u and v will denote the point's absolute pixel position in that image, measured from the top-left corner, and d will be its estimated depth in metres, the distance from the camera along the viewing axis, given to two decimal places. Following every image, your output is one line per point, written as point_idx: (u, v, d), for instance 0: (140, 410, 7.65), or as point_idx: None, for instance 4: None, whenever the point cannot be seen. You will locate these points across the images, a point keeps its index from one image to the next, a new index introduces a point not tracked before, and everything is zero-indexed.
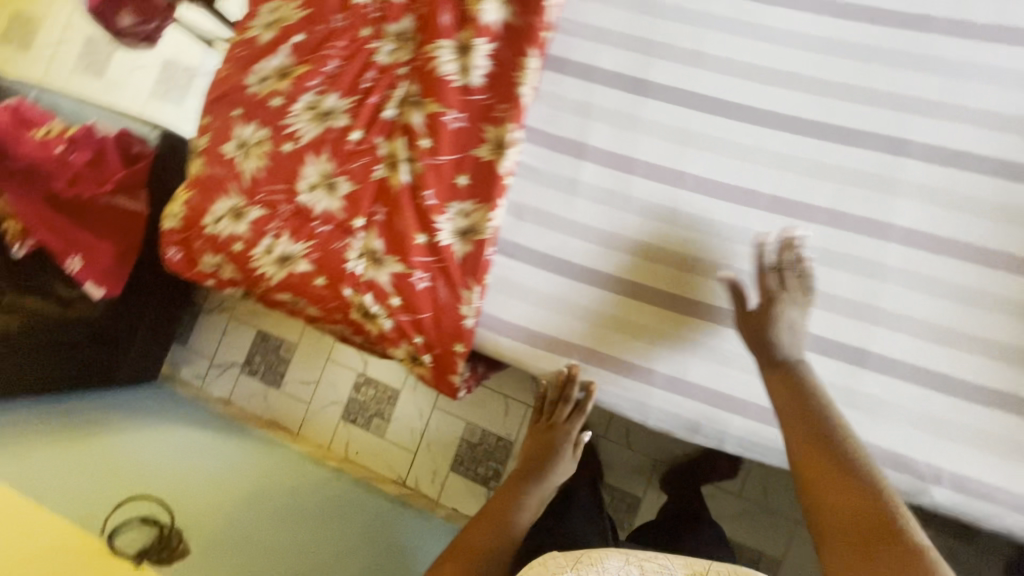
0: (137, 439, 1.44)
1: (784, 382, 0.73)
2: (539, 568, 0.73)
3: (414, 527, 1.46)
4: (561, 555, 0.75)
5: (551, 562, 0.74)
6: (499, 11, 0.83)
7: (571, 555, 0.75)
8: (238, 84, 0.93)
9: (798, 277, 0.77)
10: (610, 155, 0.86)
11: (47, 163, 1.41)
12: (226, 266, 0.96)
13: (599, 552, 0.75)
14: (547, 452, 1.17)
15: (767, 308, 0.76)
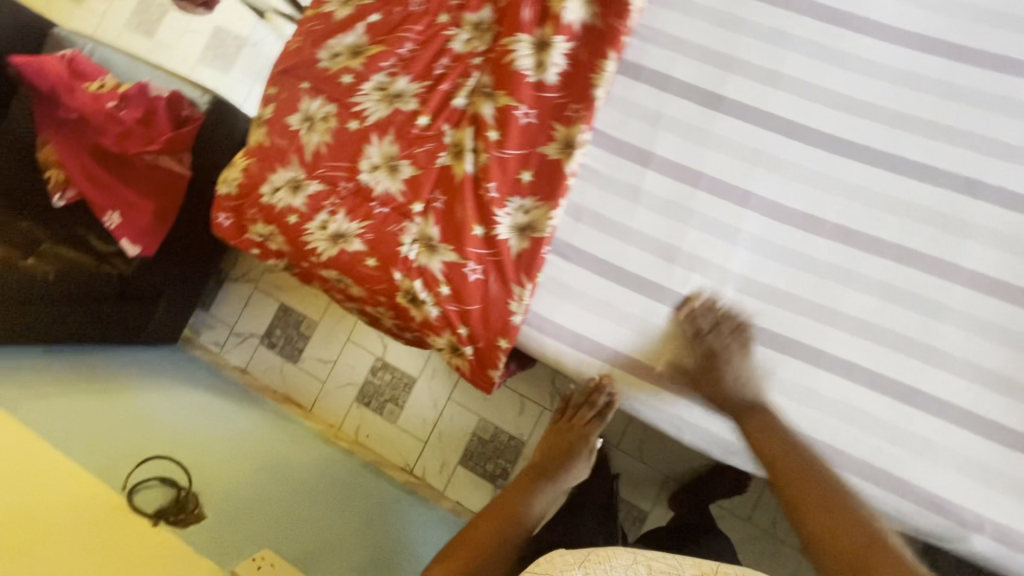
0: (155, 399, 1.43)
1: (760, 424, 0.77)
2: (546, 565, 0.71)
3: (419, 515, 1.47)
4: (567, 552, 0.72)
5: (558, 559, 0.71)
6: (581, 11, 0.83)
7: (579, 553, 0.72)
8: (309, 58, 0.93)
9: (739, 336, 0.81)
10: (676, 166, 0.85)
11: (97, 118, 1.43)
12: (276, 237, 0.96)
13: (606, 551, 0.73)
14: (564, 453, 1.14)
15: (712, 368, 0.80)
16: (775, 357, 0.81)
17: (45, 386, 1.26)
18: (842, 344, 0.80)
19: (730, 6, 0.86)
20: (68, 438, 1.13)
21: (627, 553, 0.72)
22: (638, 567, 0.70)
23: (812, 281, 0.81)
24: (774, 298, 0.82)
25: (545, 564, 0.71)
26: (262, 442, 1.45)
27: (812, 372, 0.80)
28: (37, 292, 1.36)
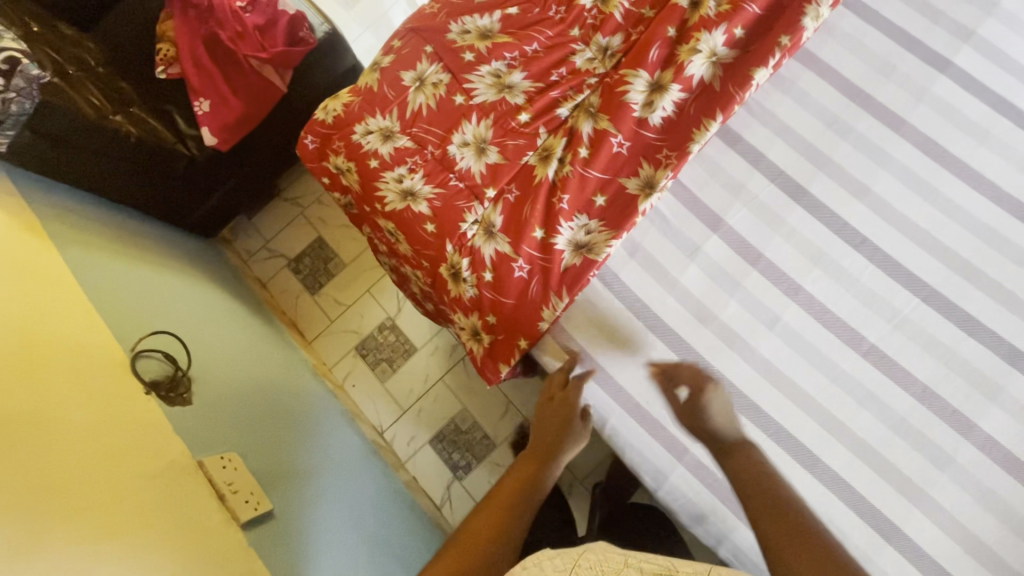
0: (182, 289, 1.49)
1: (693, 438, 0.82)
2: (534, 569, 0.60)
3: (365, 487, 1.49)
4: (559, 555, 0.62)
5: (547, 563, 0.61)
6: (704, 69, 0.86)
7: (570, 558, 0.62)
8: (441, 26, 0.97)
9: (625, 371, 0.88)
10: (741, 240, 0.87)
11: (224, 11, 1.53)
12: (351, 174, 1.00)
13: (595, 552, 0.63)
14: (561, 431, 0.90)
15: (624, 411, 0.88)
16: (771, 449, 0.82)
17: (94, 237, 1.33)
18: (841, 459, 0.80)
19: (843, 111, 0.89)
20: (98, 292, 1.18)
21: (617, 556, 0.62)
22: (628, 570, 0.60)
23: (831, 391, 0.82)
24: (790, 394, 0.83)
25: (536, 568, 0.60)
26: (259, 365, 1.49)
27: (803, 475, 0.80)
28: (115, 146, 1.37)
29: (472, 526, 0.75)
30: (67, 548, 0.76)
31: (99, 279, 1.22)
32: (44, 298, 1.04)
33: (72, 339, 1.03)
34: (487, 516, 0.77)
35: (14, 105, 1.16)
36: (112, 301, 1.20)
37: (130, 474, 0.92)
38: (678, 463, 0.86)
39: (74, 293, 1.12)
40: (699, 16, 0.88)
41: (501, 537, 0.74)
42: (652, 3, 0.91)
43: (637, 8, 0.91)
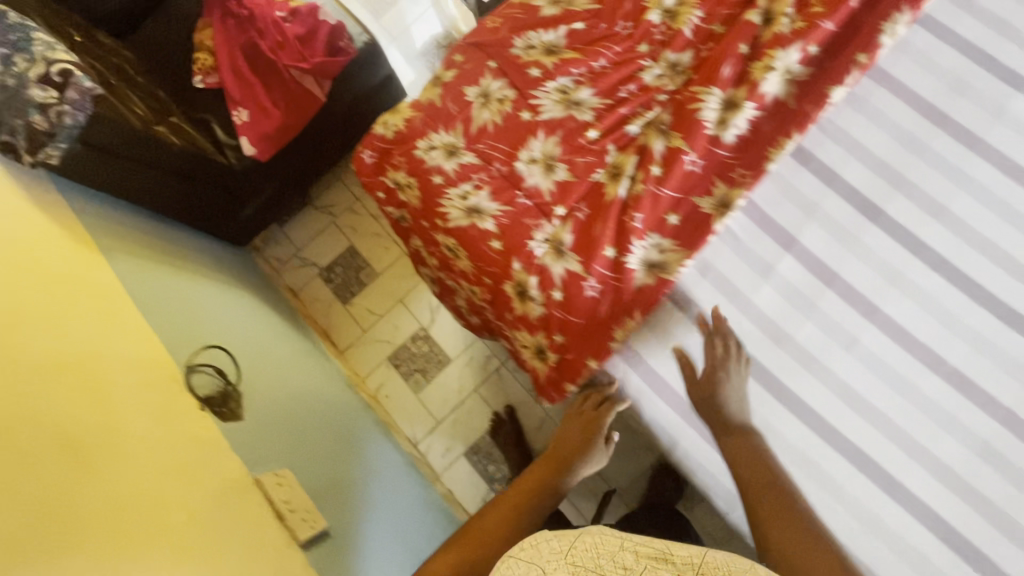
0: (226, 301, 1.48)
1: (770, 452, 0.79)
2: (530, 551, 0.56)
3: (406, 502, 1.47)
4: (555, 537, 0.56)
5: (543, 544, 0.56)
6: (778, 87, 0.86)
7: (567, 538, 0.56)
8: (505, 41, 0.97)
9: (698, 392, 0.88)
10: (816, 259, 0.86)
11: (266, 21, 1.55)
12: (411, 190, 1.00)
13: (594, 533, 0.56)
14: (580, 446, 0.93)
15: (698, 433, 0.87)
16: (846, 470, 0.82)
17: (139, 249, 1.31)
18: (920, 482, 0.80)
19: (918, 129, 0.88)
20: (151, 305, 1.18)
21: (613, 534, 0.56)
22: (624, 557, 0.53)
23: (910, 414, 0.81)
24: (867, 416, 0.83)
25: (528, 551, 0.56)
26: (302, 376, 1.49)
27: (883, 499, 0.80)
28: (158, 157, 1.35)
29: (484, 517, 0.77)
30: (146, 575, 0.76)
31: (149, 292, 1.21)
32: (102, 315, 1.04)
33: (128, 356, 1.01)
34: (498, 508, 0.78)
35: (67, 118, 1.12)
36: (164, 313, 1.19)
37: (194, 499, 0.90)
38: None
39: (128, 308, 1.10)
40: (772, 33, 0.87)
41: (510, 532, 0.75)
42: (722, 18, 0.90)
43: (707, 24, 0.90)
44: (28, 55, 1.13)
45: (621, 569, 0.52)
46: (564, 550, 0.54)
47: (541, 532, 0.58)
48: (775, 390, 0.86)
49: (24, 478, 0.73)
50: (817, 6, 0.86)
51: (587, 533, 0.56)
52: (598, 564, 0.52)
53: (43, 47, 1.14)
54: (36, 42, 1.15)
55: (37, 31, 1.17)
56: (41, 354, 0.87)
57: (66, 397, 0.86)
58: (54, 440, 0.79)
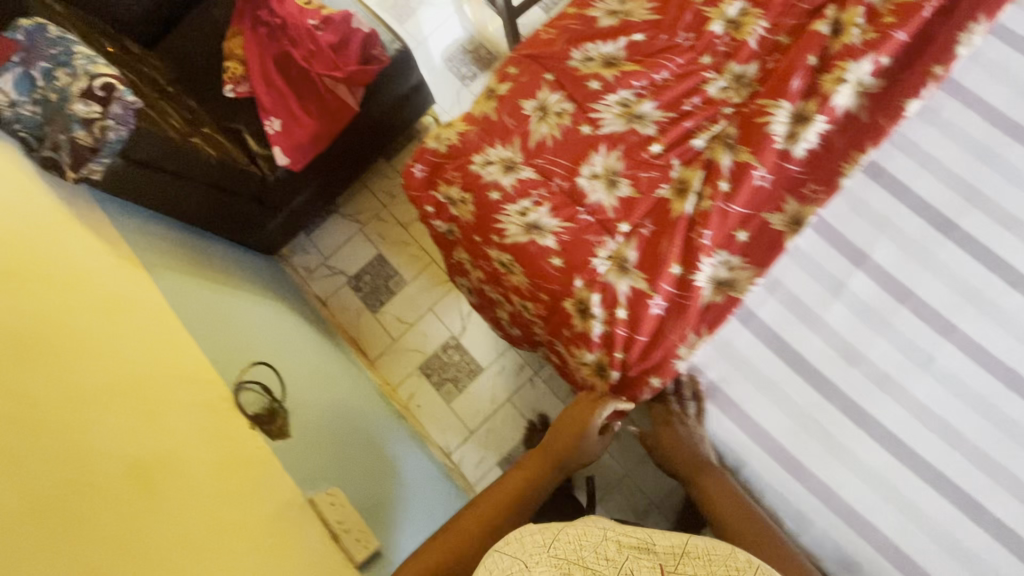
0: (262, 312, 1.47)
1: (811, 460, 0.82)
2: (515, 544, 0.64)
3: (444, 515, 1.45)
4: (539, 531, 0.64)
5: (527, 538, 0.64)
6: (850, 99, 0.84)
7: (549, 531, 0.64)
8: (561, 53, 0.95)
9: (767, 412, 0.85)
10: (888, 275, 0.85)
11: (298, 30, 1.53)
12: (465, 205, 0.98)
13: (576, 525, 0.64)
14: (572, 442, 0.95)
15: (769, 454, 0.85)
16: (926, 493, 0.79)
17: (178, 263, 1.30)
18: (1006, 507, 0.76)
19: (992, 141, 0.85)
20: (194, 320, 1.16)
21: (595, 526, 0.64)
22: (606, 545, 0.61)
23: (992, 435, 0.79)
24: (947, 438, 0.80)
25: (513, 545, 0.64)
26: (342, 385, 1.47)
27: (967, 525, 0.77)
28: (192, 169, 1.33)
29: (464, 518, 0.87)
30: None
31: (191, 306, 1.19)
32: (148, 333, 1.02)
33: (173, 374, 0.99)
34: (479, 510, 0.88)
35: (111, 132, 1.10)
36: (205, 327, 1.17)
37: (254, 518, 0.90)
38: (828, 510, 0.82)
39: (171, 324, 1.09)
40: (841, 45, 0.85)
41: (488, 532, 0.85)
42: (788, 29, 0.88)
43: (773, 35, 0.88)
44: (69, 69, 1.11)
45: (603, 558, 0.60)
46: (547, 542, 0.62)
47: (524, 526, 0.66)
48: (851, 412, 0.83)
49: (101, 510, 0.73)
50: (889, 16, 0.84)
51: (570, 526, 0.64)
52: (579, 554, 0.61)
53: (84, 60, 1.12)
54: (77, 55, 1.13)
55: (77, 44, 1.15)
56: (101, 377, 0.87)
57: (127, 420, 0.85)
58: (122, 465, 0.79)
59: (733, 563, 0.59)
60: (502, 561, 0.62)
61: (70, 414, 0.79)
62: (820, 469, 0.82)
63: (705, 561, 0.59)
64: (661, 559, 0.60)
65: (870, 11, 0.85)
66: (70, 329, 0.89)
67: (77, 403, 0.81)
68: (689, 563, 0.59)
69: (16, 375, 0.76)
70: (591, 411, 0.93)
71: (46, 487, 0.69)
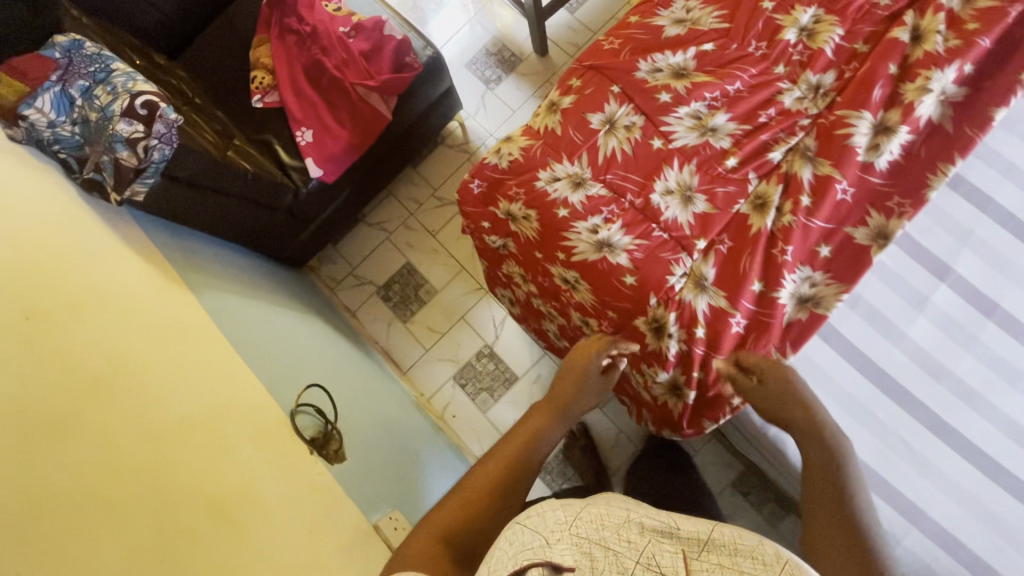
0: (301, 325, 1.44)
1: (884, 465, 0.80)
2: (537, 519, 0.61)
3: None
4: (560, 507, 0.61)
5: (549, 514, 0.60)
6: (933, 109, 0.82)
7: (572, 509, 0.61)
8: (627, 64, 0.92)
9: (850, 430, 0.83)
10: (973, 289, 0.82)
11: (329, 38, 1.50)
12: (528, 221, 0.95)
13: (600, 503, 0.62)
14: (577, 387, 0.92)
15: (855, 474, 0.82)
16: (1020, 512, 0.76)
17: (221, 282, 1.28)
18: None
19: None
20: (246, 342, 1.13)
21: (618, 508, 0.60)
22: (630, 527, 0.58)
23: None
24: None
25: (536, 519, 0.61)
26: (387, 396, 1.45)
27: None
28: (231, 185, 1.30)
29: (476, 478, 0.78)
30: None
31: (239, 328, 1.16)
32: (201, 358, 0.98)
33: (234, 402, 0.96)
34: (486, 472, 0.78)
35: (155, 152, 1.06)
36: (255, 347, 1.14)
37: (329, 548, 0.90)
38: (915, 528, 0.79)
39: (222, 345, 1.04)
40: (922, 52, 0.83)
41: (497, 500, 0.76)
42: (865, 37, 0.86)
43: (849, 43, 0.86)
44: (110, 87, 1.09)
45: (625, 541, 0.57)
46: (570, 521, 0.59)
47: (548, 501, 0.62)
48: (938, 428, 0.81)
49: (190, 552, 0.74)
50: (971, 22, 0.82)
51: (593, 505, 0.61)
52: (602, 534, 0.58)
53: (124, 78, 1.10)
54: (116, 72, 1.11)
55: (115, 61, 1.13)
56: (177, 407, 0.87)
57: (200, 453, 0.85)
58: (200, 499, 0.80)
59: (756, 554, 0.56)
60: (524, 532, 0.59)
61: (152, 455, 0.80)
62: (908, 488, 0.80)
63: (728, 550, 0.56)
64: (682, 544, 0.57)
65: (950, 17, 0.83)
66: (138, 360, 0.89)
67: (154, 440, 0.81)
68: (713, 552, 0.56)
69: (94, 417, 0.78)
70: (590, 351, 0.92)
71: (143, 534, 0.72)
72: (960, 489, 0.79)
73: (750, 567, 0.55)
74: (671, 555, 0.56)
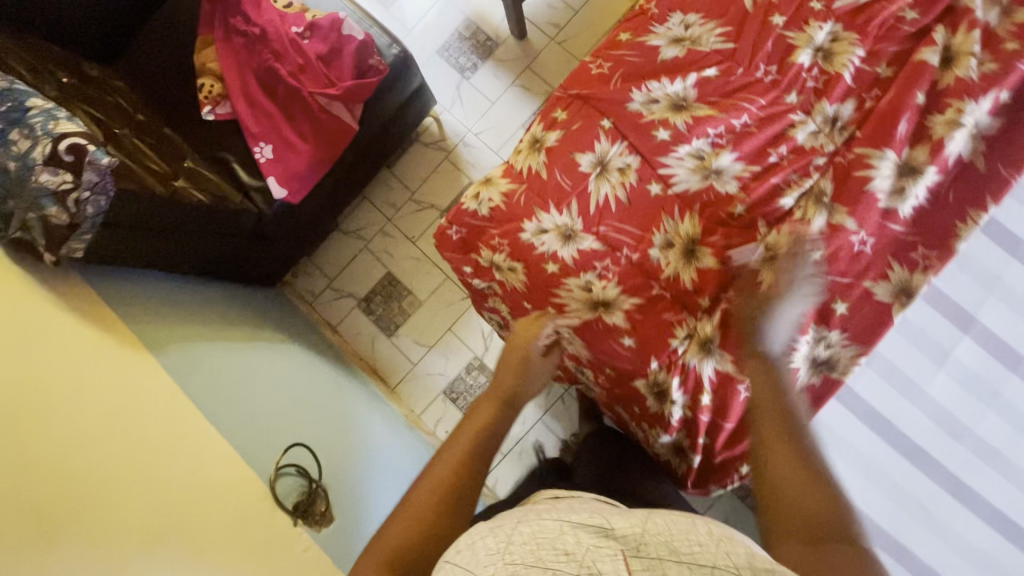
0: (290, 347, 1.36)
1: None
2: (467, 552, 0.52)
3: None
4: (491, 535, 0.53)
5: (479, 544, 0.52)
6: (964, 145, 0.73)
7: (503, 533, 0.53)
8: (619, 93, 0.81)
9: (867, 494, 0.78)
10: (998, 341, 0.76)
11: (281, 41, 1.34)
12: (513, 274, 0.86)
13: (530, 522, 0.54)
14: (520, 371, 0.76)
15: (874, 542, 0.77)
16: None
17: (184, 326, 1.16)
18: None
19: None
20: (219, 402, 1.06)
21: (551, 519, 0.53)
22: (565, 539, 0.51)
23: None
24: None
25: (465, 554, 0.52)
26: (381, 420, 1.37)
27: None
28: (182, 221, 1.16)
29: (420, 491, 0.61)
30: None
31: (212, 386, 1.08)
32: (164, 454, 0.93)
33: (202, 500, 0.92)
34: (434, 481, 0.62)
35: (89, 205, 0.95)
36: (230, 408, 1.07)
37: None
38: None
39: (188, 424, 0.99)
40: (952, 78, 0.73)
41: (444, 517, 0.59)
42: (889, 58, 0.75)
43: (870, 67, 0.75)
44: (27, 129, 0.95)
45: (563, 553, 0.50)
46: (502, 548, 0.51)
47: (477, 529, 0.54)
48: (957, 490, 0.76)
49: None
50: (1010, 42, 0.72)
51: (525, 523, 0.53)
52: (537, 555, 0.50)
53: (42, 117, 0.96)
54: (32, 111, 0.97)
55: (31, 95, 0.99)
56: (132, 530, 0.82)
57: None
58: None
59: (692, 536, 0.52)
60: (454, 571, 0.50)
61: None
62: (927, 555, 0.76)
63: (663, 536, 0.52)
64: (619, 544, 0.51)
65: (985, 34, 0.73)
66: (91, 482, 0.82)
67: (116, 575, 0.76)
68: (650, 542, 0.51)
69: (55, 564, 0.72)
70: (529, 332, 0.79)
71: None
72: (981, 556, 0.74)
73: (691, 551, 0.51)
74: (610, 558, 0.49)
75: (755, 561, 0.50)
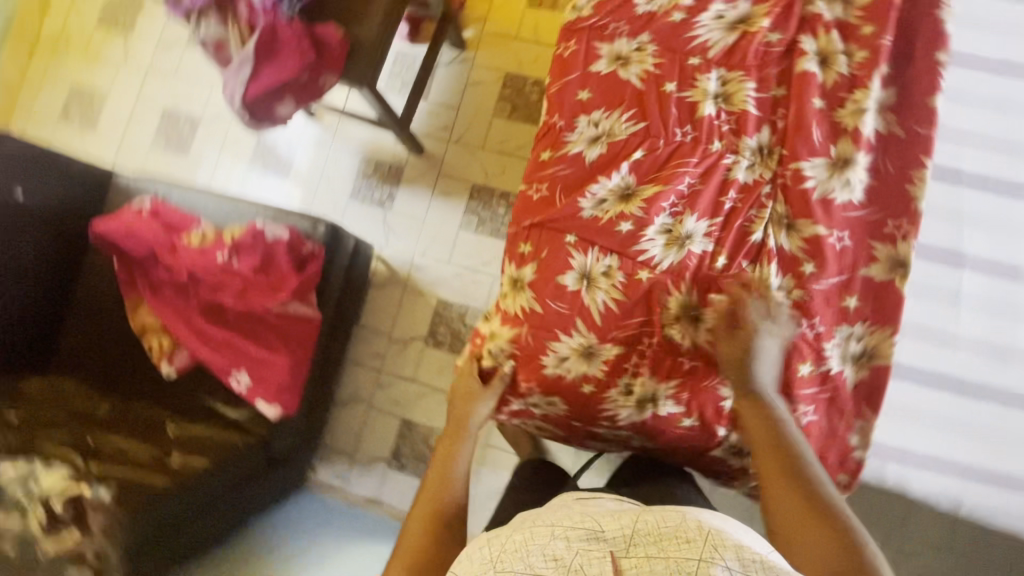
0: (335, 545, 1.26)
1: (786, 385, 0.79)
2: (465, 564, 0.57)
3: None
4: (485, 544, 0.57)
5: (475, 555, 0.56)
6: (875, 122, 0.80)
7: (496, 542, 0.56)
8: (568, 207, 0.83)
9: (962, 446, 0.80)
10: (991, 261, 0.82)
11: (214, 274, 1.28)
12: (549, 404, 0.86)
13: (523, 534, 0.56)
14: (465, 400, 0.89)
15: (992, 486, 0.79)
16: None
17: None
18: None
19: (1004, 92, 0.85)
20: None
21: (543, 527, 0.56)
22: (555, 545, 0.53)
23: None
24: None
25: (464, 564, 0.57)
26: None
27: None
28: (187, 498, 1.09)
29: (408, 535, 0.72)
30: None
31: None
32: None
33: None
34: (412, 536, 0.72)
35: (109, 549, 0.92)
36: None
37: None
38: None
39: None
40: (836, 76, 0.81)
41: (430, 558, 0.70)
42: (777, 79, 0.82)
43: (766, 92, 0.82)
44: None
45: (552, 560, 0.52)
46: (493, 556, 0.54)
47: (473, 544, 0.58)
48: None
49: None
50: (863, 25, 0.82)
51: (517, 531, 0.57)
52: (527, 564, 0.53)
53: None
54: None
55: None
56: None
57: None
58: None
59: (683, 534, 0.52)
60: None
61: None
62: None
63: (654, 538, 0.53)
64: (610, 546, 0.53)
65: (842, 29, 0.82)
66: None
67: None
68: (639, 544, 0.52)
69: None
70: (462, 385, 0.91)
71: None
72: None
73: (677, 547, 0.51)
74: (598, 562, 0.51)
75: (744, 561, 0.50)
